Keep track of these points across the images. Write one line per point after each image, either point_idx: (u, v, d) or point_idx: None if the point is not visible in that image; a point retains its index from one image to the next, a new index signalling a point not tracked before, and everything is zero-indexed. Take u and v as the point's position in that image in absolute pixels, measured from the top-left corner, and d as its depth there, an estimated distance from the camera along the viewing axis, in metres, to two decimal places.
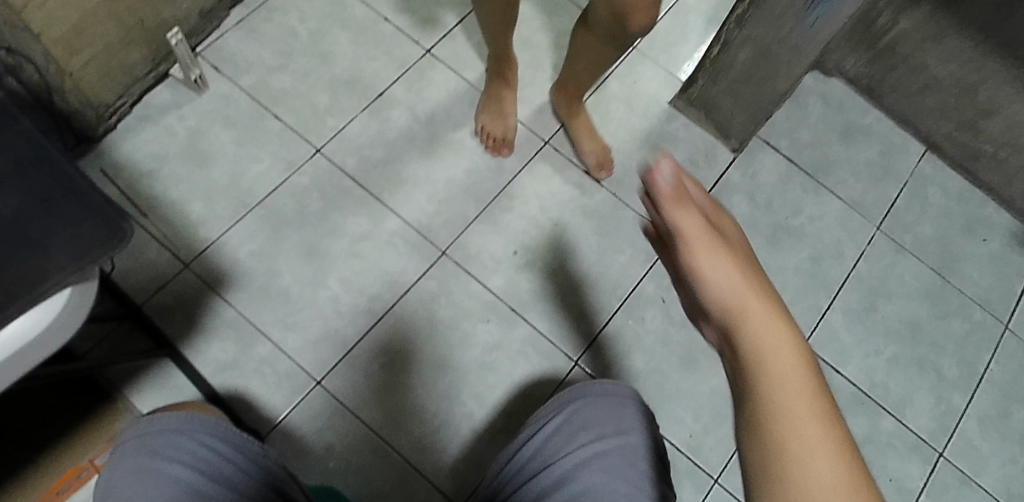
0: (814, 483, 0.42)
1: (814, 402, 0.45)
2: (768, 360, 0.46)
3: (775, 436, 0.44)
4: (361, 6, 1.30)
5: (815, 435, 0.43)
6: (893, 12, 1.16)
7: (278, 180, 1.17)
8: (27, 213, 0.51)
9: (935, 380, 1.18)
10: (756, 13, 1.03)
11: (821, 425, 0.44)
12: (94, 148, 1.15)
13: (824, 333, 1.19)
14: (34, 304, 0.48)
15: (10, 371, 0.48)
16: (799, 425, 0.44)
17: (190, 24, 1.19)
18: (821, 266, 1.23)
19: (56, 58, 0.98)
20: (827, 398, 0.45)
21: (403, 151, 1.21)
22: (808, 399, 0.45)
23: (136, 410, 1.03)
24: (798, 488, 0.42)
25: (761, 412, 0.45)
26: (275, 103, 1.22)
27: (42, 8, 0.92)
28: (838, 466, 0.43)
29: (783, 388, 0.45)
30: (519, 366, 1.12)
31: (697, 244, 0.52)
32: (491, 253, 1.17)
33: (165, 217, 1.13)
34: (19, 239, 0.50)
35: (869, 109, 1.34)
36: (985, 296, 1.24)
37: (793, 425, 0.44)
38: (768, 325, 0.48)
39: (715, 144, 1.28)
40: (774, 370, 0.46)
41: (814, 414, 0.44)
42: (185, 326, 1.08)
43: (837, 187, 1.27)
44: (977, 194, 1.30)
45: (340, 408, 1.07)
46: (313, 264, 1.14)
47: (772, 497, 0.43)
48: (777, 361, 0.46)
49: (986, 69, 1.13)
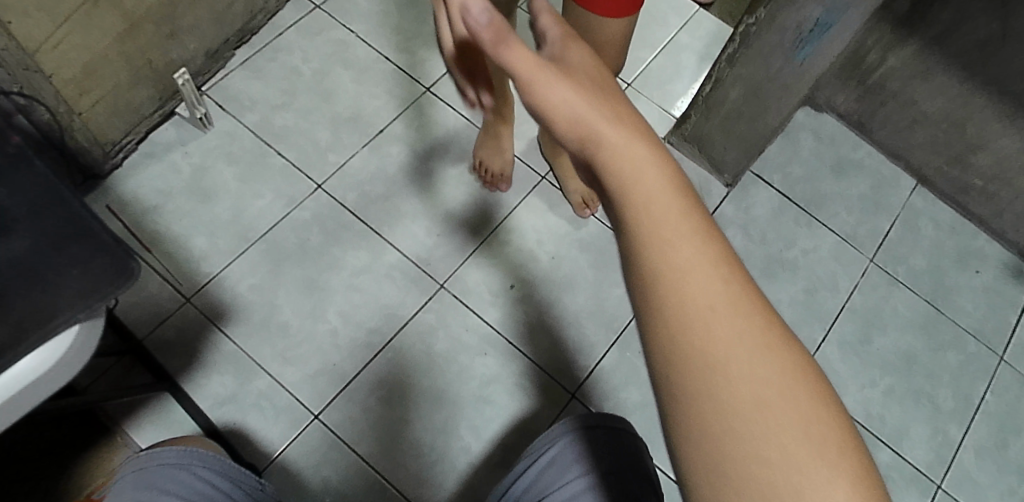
0: (709, 299, 0.45)
1: (686, 220, 0.46)
2: (663, 240, 0.46)
3: (663, 264, 0.45)
4: (363, 46, 1.33)
5: (695, 253, 0.46)
6: (880, 50, 1.20)
7: (279, 215, 1.20)
8: (37, 253, 0.52)
9: (931, 411, 1.19)
10: (746, 52, 1.06)
11: (700, 244, 0.46)
12: (100, 184, 1.17)
13: (819, 365, 1.20)
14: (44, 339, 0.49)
15: (19, 406, 0.49)
16: (702, 308, 0.45)
17: (196, 64, 1.23)
18: (815, 298, 1.24)
19: (66, 99, 1.01)
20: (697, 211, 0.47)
21: (402, 186, 1.23)
22: (682, 219, 0.46)
23: (135, 444, 1.04)
24: (697, 312, 0.44)
25: (662, 298, 0.45)
26: (278, 140, 1.24)
27: (54, 50, 0.95)
28: (723, 276, 0.45)
29: (682, 271, 0.45)
30: (516, 399, 1.13)
31: (543, 82, 0.48)
32: (489, 286, 1.19)
33: (168, 252, 1.15)
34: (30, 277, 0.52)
35: (860, 143, 1.36)
36: (979, 327, 1.25)
37: (697, 310, 0.45)
38: (648, 184, 0.47)
39: (709, 178, 1.30)
40: (645, 192, 0.47)
41: (691, 234, 0.46)
42: (186, 360, 1.10)
43: (830, 220, 1.29)
44: (969, 226, 1.32)
45: (338, 442, 1.08)
46: (313, 297, 1.15)
47: (674, 318, 0.45)
48: (671, 241, 0.46)
49: (973, 104, 1.16)
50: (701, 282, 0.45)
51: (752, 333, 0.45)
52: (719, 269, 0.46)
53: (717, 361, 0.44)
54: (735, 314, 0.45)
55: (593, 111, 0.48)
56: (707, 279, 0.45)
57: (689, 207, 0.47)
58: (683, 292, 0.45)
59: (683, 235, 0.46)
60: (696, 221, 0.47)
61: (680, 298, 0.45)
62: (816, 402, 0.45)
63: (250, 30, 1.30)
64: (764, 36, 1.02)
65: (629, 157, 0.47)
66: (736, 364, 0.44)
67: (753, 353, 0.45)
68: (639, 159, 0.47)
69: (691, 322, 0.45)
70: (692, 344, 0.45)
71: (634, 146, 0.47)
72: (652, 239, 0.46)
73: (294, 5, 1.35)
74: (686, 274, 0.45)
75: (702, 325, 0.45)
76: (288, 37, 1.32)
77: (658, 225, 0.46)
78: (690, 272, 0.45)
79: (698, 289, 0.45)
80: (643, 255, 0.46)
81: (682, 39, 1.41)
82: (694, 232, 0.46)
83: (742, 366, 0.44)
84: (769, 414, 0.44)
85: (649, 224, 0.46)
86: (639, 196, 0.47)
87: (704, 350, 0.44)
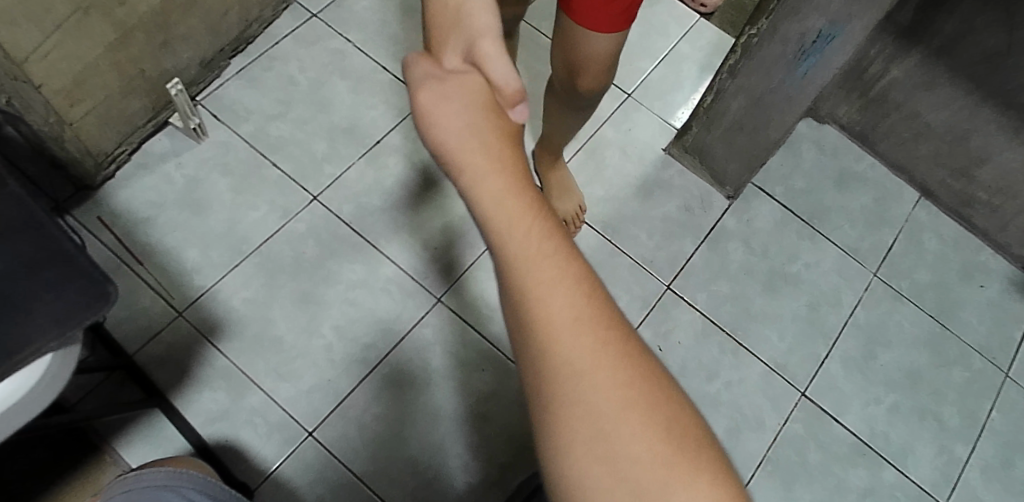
0: (573, 357, 0.41)
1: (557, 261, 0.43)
2: (535, 284, 0.42)
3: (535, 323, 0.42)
4: (360, 55, 1.32)
5: (561, 294, 0.42)
6: (883, 61, 1.18)
7: (274, 227, 1.18)
8: (11, 278, 0.52)
9: (936, 429, 1.17)
10: (748, 63, 1.05)
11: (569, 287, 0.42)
12: (91, 195, 1.15)
13: (823, 381, 1.18)
14: (20, 366, 0.50)
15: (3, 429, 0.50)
16: (574, 345, 0.41)
17: (191, 74, 1.21)
18: (817, 313, 1.22)
19: (57, 108, 0.99)
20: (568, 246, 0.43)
21: (399, 198, 1.22)
22: (554, 262, 0.43)
23: (124, 463, 1.01)
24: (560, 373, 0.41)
25: (539, 339, 0.42)
26: (273, 152, 1.23)
27: (43, 60, 0.93)
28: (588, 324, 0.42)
29: (553, 315, 0.42)
30: (514, 416, 1.11)
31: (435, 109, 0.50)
32: (486, 301, 1.17)
33: (160, 265, 1.13)
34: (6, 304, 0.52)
35: (863, 155, 1.34)
36: (985, 343, 1.23)
37: (571, 351, 0.41)
38: (505, 212, 0.44)
39: (710, 191, 1.29)
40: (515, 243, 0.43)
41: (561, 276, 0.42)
42: (177, 376, 1.07)
43: (833, 234, 1.28)
44: (974, 240, 1.30)
45: (333, 460, 1.06)
46: (308, 311, 1.13)
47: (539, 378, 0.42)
48: (543, 289, 0.42)
49: (977, 117, 1.15)
50: (571, 322, 0.42)
51: (624, 378, 0.42)
52: (592, 311, 0.42)
53: (589, 407, 0.41)
54: (604, 351, 0.42)
55: (482, 162, 0.46)
56: (577, 321, 0.42)
57: (566, 246, 0.44)
58: (556, 333, 0.42)
59: (553, 283, 0.42)
60: (571, 261, 0.43)
61: (552, 337, 0.42)
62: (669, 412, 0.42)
63: (246, 38, 1.28)
64: (766, 47, 1.01)
65: (503, 203, 0.44)
66: (609, 413, 0.41)
67: (621, 397, 0.41)
68: (512, 206, 0.44)
69: (564, 361, 0.41)
70: (567, 391, 0.41)
71: (504, 191, 0.45)
72: (526, 284, 0.42)
73: (290, 13, 1.34)
74: (558, 315, 0.42)
75: (576, 368, 0.41)
76: (283, 46, 1.31)
77: (531, 271, 0.42)
78: (559, 313, 0.42)
79: (570, 329, 0.42)
80: (520, 302, 0.42)
81: (683, 49, 1.40)
82: (570, 275, 0.42)
83: (616, 416, 0.41)
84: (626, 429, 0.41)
85: (522, 269, 0.42)
86: (506, 236, 0.43)
87: (576, 395, 0.41)
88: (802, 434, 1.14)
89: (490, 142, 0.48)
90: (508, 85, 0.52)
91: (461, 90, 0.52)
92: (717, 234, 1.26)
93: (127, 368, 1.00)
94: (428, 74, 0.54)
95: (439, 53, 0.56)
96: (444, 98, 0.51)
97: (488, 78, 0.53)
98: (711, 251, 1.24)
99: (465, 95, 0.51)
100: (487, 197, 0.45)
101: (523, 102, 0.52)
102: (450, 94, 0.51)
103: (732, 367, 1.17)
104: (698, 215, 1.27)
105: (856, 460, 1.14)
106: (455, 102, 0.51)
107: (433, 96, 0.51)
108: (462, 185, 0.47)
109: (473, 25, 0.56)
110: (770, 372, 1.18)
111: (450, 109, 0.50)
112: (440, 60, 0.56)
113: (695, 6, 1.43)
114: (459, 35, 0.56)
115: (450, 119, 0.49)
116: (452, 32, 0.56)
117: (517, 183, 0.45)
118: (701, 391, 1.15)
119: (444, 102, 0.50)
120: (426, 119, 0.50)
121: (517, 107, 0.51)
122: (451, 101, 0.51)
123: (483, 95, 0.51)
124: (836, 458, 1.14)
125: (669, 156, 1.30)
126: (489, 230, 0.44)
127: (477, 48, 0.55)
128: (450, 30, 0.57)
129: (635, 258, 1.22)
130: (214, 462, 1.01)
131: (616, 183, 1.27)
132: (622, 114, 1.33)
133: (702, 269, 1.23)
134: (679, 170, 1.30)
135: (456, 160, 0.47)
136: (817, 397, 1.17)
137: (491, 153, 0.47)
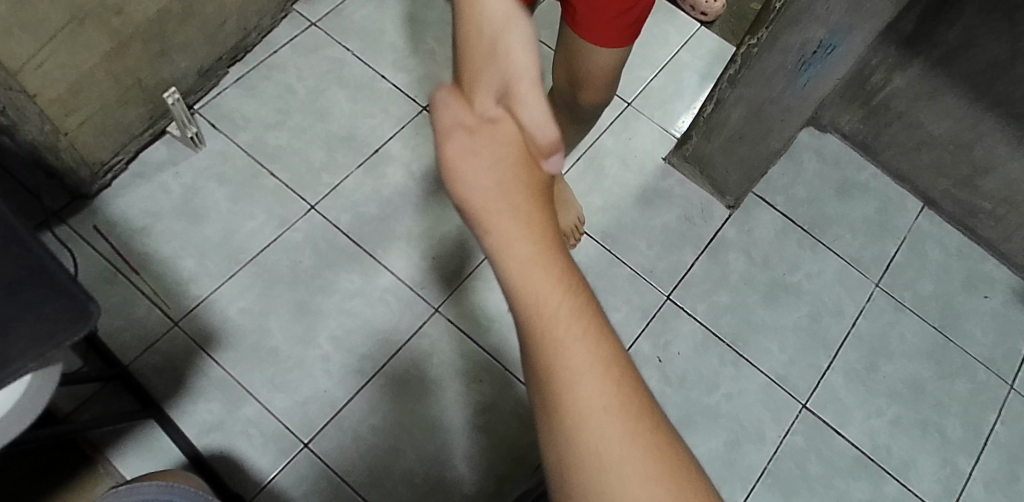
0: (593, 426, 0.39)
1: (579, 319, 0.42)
2: (558, 345, 0.41)
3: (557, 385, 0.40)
4: (359, 64, 1.31)
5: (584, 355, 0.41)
6: (886, 70, 1.17)
7: (271, 236, 1.17)
8: None
9: (940, 442, 1.15)
10: (748, 72, 1.04)
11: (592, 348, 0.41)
12: (88, 204, 1.15)
13: (824, 393, 1.17)
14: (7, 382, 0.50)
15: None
16: (596, 414, 0.40)
17: (188, 83, 1.21)
18: (819, 324, 1.21)
19: (52, 119, 0.99)
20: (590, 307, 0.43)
21: (397, 208, 1.21)
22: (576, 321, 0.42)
23: (117, 473, 1.00)
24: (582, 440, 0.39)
25: (556, 402, 0.40)
26: (271, 160, 1.22)
27: (39, 69, 0.93)
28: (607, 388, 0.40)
29: (575, 374, 0.40)
30: (512, 428, 1.10)
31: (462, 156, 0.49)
32: (485, 312, 1.16)
33: (156, 274, 1.12)
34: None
35: (865, 165, 1.33)
36: (989, 355, 1.21)
37: (591, 418, 0.39)
38: (531, 262, 0.43)
39: (711, 201, 1.28)
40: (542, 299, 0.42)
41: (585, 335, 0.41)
42: (173, 387, 1.07)
43: (834, 243, 1.26)
44: (976, 250, 1.29)
45: (328, 472, 1.05)
46: (305, 322, 1.12)
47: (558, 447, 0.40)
48: (563, 345, 0.41)
49: (981, 126, 1.14)
50: (593, 389, 0.40)
51: (644, 450, 0.39)
52: (613, 375, 0.41)
53: (607, 477, 0.38)
54: (626, 420, 0.40)
55: (506, 213, 0.45)
56: (598, 384, 0.40)
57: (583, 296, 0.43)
58: (575, 399, 0.40)
59: (578, 342, 0.41)
60: (591, 318, 0.42)
61: (568, 403, 0.40)
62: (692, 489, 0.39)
63: (245, 47, 1.28)
64: (765, 57, 1.00)
65: (522, 256, 0.43)
66: (630, 487, 0.38)
67: (646, 469, 0.39)
68: (534, 258, 0.43)
69: (583, 429, 0.39)
70: (585, 459, 0.39)
71: (531, 242, 0.44)
72: (547, 343, 0.41)
73: (289, 22, 1.33)
74: (581, 377, 0.40)
75: (595, 432, 0.39)
76: (282, 55, 1.30)
77: (553, 327, 0.41)
78: (582, 377, 0.40)
79: (591, 395, 0.40)
80: (540, 358, 0.41)
81: (683, 58, 1.39)
82: (589, 332, 0.42)
83: (634, 489, 0.38)
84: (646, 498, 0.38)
85: (543, 325, 0.41)
86: (527, 292, 0.42)
87: (593, 458, 0.39)
88: (802, 447, 1.13)
89: (513, 188, 0.47)
90: (546, 137, 0.50)
91: (492, 135, 0.50)
92: (717, 244, 1.25)
93: (121, 379, 0.99)
94: (455, 120, 0.52)
95: (469, 92, 0.53)
96: (470, 143, 0.50)
97: (520, 125, 0.51)
98: (711, 261, 1.23)
99: (494, 139, 0.50)
100: (512, 245, 0.44)
101: (558, 152, 0.50)
102: (479, 141, 0.50)
103: (732, 379, 1.16)
104: (698, 224, 1.25)
105: (858, 473, 1.12)
106: (484, 149, 0.50)
107: (459, 146, 0.50)
108: (487, 233, 0.45)
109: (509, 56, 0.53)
110: (771, 383, 1.16)
111: (477, 158, 0.49)
112: (471, 99, 0.53)
113: (696, 14, 1.42)
114: (491, 68, 0.53)
115: (479, 166, 0.49)
116: (485, 69, 0.53)
117: (542, 237, 0.44)
118: (701, 402, 1.14)
119: (469, 150, 0.50)
120: (452, 167, 0.49)
121: (552, 158, 0.50)
122: (480, 144, 0.50)
123: (517, 145, 0.50)
124: (837, 471, 1.12)
125: (669, 166, 1.29)
126: (506, 282, 0.43)
127: (509, 90, 0.52)
128: (479, 64, 0.54)
129: (634, 268, 1.21)
130: (208, 473, 1.01)
131: (616, 193, 1.26)
132: (622, 123, 1.32)
133: (702, 279, 1.22)
134: (679, 179, 1.29)
135: (480, 205, 0.47)
136: (818, 409, 1.16)
137: (515, 201, 0.46)
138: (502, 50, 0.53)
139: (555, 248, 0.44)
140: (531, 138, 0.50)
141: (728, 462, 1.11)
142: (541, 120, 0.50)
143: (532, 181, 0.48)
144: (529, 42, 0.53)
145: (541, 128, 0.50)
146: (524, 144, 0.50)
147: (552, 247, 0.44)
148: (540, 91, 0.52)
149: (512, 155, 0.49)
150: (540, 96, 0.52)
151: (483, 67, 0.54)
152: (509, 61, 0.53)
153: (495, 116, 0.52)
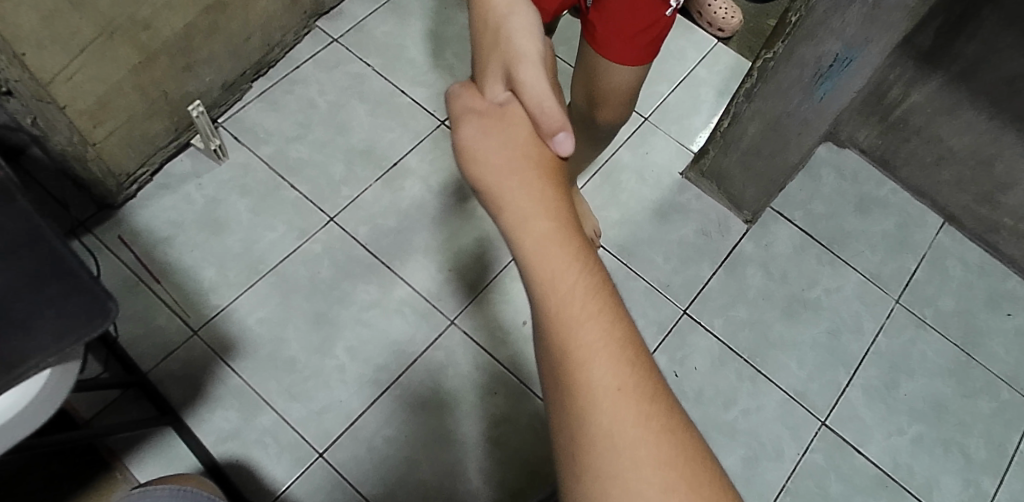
0: (597, 385, 0.43)
1: (589, 299, 0.45)
2: (570, 321, 0.44)
3: (564, 353, 0.44)
4: (380, 79, 1.34)
5: (592, 330, 0.44)
6: (904, 85, 1.17)
7: (290, 247, 1.19)
8: (15, 294, 0.54)
9: (961, 462, 1.13)
10: (764, 87, 1.04)
11: (599, 323, 0.44)
12: (113, 214, 1.17)
13: (842, 411, 1.15)
14: (13, 384, 0.51)
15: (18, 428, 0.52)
16: (608, 395, 0.43)
17: (213, 96, 1.23)
18: (840, 340, 1.20)
19: (80, 130, 1.01)
20: (606, 292, 0.46)
21: (414, 221, 1.22)
22: (585, 299, 0.45)
23: (134, 479, 1.01)
24: (583, 398, 0.43)
25: (570, 381, 0.44)
26: (291, 173, 1.24)
27: (69, 82, 0.96)
28: (609, 362, 0.44)
29: (591, 355, 0.44)
30: (527, 441, 1.09)
31: (474, 142, 0.54)
32: (501, 323, 1.16)
33: (178, 283, 1.14)
34: (6, 318, 0.53)
35: (883, 180, 1.32)
36: (1012, 373, 1.19)
37: (604, 398, 0.43)
38: (547, 244, 0.47)
39: (728, 216, 1.27)
40: (554, 278, 0.45)
41: (593, 313, 0.44)
42: (191, 395, 1.08)
43: (854, 259, 1.25)
44: (1000, 267, 1.27)
45: (341, 482, 1.05)
46: (322, 331, 1.14)
47: (564, 399, 0.44)
48: (578, 323, 0.44)
49: (1001, 141, 1.13)
50: (607, 370, 0.43)
51: (655, 435, 0.43)
52: (627, 359, 0.44)
53: (617, 457, 0.42)
54: (640, 403, 0.43)
55: (525, 199, 0.49)
56: (612, 364, 0.44)
57: (596, 274, 0.46)
58: (590, 380, 0.43)
59: (590, 320, 0.44)
60: (606, 300, 0.45)
61: (583, 385, 0.43)
62: (689, 456, 0.43)
63: (268, 62, 1.31)
64: (782, 71, 1.00)
65: (541, 235, 0.47)
66: (639, 466, 0.42)
67: (655, 450, 0.42)
68: (551, 245, 0.47)
69: (596, 408, 0.43)
70: (597, 439, 0.43)
71: (548, 226, 0.47)
72: (563, 324, 0.44)
73: (312, 38, 1.36)
74: (595, 356, 0.44)
75: (607, 412, 0.43)
76: (305, 70, 1.33)
77: (566, 303, 0.45)
78: (595, 359, 0.44)
79: (604, 378, 0.43)
80: (554, 339, 0.45)
81: (700, 73, 1.39)
82: (602, 315, 0.45)
83: (637, 451, 0.42)
84: (637, 456, 0.42)
85: (557, 304, 0.45)
86: (541, 269, 0.46)
87: (604, 440, 0.42)
88: (821, 465, 1.11)
89: (523, 167, 0.52)
90: (550, 115, 0.55)
91: (502, 118, 0.56)
92: (733, 258, 1.24)
93: (140, 386, 1.00)
94: (467, 105, 0.58)
95: (483, 82, 0.60)
96: (481, 125, 0.56)
97: (527, 107, 0.56)
98: (728, 275, 1.23)
99: (505, 123, 0.56)
100: (528, 220, 0.48)
101: (566, 130, 0.54)
102: (490, 125, 0.56)
103: (750, 395, 1.15)
104: (714, 239, 1.25)
105: (879, 493, 1.10)
106: (494, 132, 0.55)
107: (472, 128, 0.55)
108: (502, 206, 0.50)
109: (516, 53, 0.59)
110: (789, 400, 1.15)
111: (489, 141, 0.54)
112: (484, 89, 0.60)
113: (712, 30, 1.43)
114: (497, 59, 0.60)
115: (491, 146, 0.54)
116: (492, 61, 0.60)
117: (558, 219, 0.48)
118: (718, 418, 1.13)
119: (484, 134, 0.55)
120: (463, 148, 0.54)
121: (558, 136, 0.54)
122: (493, 131, 0.55)
123: (525, 129, 0.55)
124: (857, 490, 1.10)
125: (686, 181, 1.29)
126: (524, 259, 0.47)
127: (513, 75, 0.58)
128: (489, 55, 0.61)
129: (650, 281, 1.21)
130: (221, 480, 1.01)
131: (632, 206, 1.26)
132: (639, 138, 1.32)
133: (719, 294, 1.21)
134: (697, 194, 1.29)
135: (493, 182, 0.51)
136: (838, 426, 1.14)
137: (528, 179, 0.51)
138: (506, 39, 0.60)
139: (569, 226, 0.48)
140: (537, 121, 0.55)
141: (746, 479, 1.10)
142: (546, 101, 0.56)
143: (541, 163, 0.53)
144: (534, 36, 0.60)
145: (546, 107, 0.55)
146: (534, 123, 0.55)
147: (567, 227, 0.48)
148: (542, 75, 0.58)
149: (522, 137, 0.54)
150: (543, 77, 0.57)
151: (490, 60, 0.61)
152: (515, 51, 0.59)
153: (503, 101, 0.58)
